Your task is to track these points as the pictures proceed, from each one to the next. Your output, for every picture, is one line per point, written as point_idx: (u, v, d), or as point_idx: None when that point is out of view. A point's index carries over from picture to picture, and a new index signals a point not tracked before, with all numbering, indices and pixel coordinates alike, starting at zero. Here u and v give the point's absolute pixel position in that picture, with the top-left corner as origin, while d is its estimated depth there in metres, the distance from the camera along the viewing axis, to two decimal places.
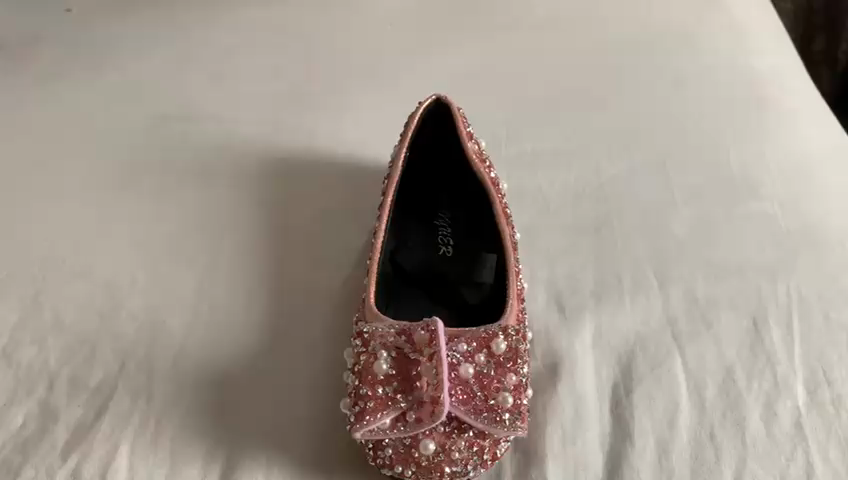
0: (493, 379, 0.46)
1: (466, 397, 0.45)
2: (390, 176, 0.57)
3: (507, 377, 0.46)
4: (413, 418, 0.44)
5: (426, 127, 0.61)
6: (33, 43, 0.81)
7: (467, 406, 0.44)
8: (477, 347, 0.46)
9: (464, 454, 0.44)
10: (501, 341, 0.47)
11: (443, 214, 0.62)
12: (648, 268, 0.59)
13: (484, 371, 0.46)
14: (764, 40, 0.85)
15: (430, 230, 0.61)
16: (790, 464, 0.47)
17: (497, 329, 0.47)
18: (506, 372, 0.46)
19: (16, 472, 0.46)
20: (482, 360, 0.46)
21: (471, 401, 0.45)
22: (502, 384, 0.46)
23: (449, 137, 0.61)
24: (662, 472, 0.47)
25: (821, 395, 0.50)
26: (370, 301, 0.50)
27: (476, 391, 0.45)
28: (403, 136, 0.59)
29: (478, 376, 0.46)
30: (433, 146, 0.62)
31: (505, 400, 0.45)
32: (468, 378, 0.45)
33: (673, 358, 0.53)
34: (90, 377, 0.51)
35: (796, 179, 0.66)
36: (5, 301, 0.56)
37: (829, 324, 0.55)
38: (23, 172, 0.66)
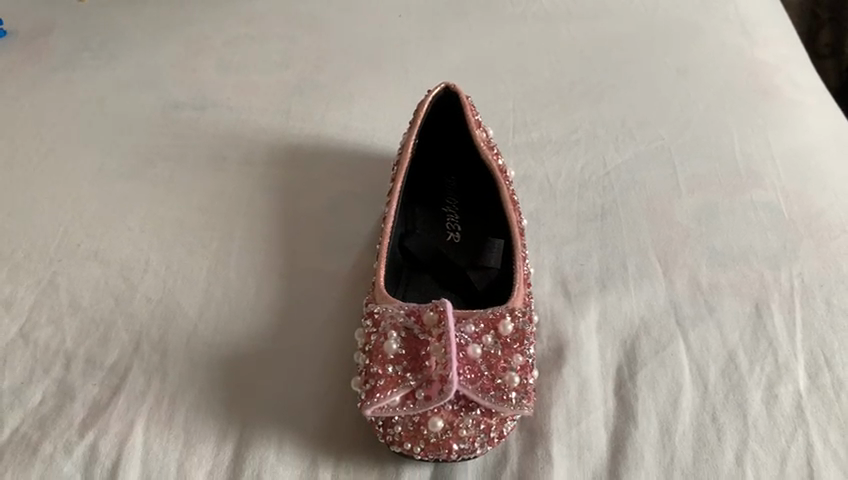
0: (500, 359, 0.47)
1: (474, 376, 0.46)
2: (400, 162, 0.58)
3: (513, 357, 0.47)
4: (422, 396, 0.45)
5: (435, 115, 0.62)
6: (46, 31, 0.83)
7: (475, 384, 0.45)
8: (484, 328, 0.48)
9: (472, 432, 0.45)
10: (507, 322, 0.48)
11: (451, 201, 0.63)
12: (652, 255, 0.60)
13: (491, 351, 0.47)
14: (769, 32, 0.85)
15: (438, 217, 0.62)
16: (791, 445, 0.48)
17: (504, 311, 0.48)
18: (512, 353, 0.47)
19: (35, 446, 0.47)
20: (489, 340, 0.47)
21: (479, 380, 0.45)
22: (508, 364, 0.47)
23: (458, 125, 0.62)
24: (665, 452, 0.48)
25: (821, 379, 0.51)
26: (380, 283, 0.51)
27: (483, 370, 0.46)
28: (412, 124, 0.60)
29: (486, 356, 0.47)
30: (442, 134, 0.63)
31: (512, 379, 0.46)
32: (476, 358, 0.46)
33: (676, 342, 0.54)
34: (106, 357, 0.52)
35: (799, 169, 0.67)
36: (21, 283, 0.57)
37: (830, 310, 0.55)
38: (39, 158, 0.67)
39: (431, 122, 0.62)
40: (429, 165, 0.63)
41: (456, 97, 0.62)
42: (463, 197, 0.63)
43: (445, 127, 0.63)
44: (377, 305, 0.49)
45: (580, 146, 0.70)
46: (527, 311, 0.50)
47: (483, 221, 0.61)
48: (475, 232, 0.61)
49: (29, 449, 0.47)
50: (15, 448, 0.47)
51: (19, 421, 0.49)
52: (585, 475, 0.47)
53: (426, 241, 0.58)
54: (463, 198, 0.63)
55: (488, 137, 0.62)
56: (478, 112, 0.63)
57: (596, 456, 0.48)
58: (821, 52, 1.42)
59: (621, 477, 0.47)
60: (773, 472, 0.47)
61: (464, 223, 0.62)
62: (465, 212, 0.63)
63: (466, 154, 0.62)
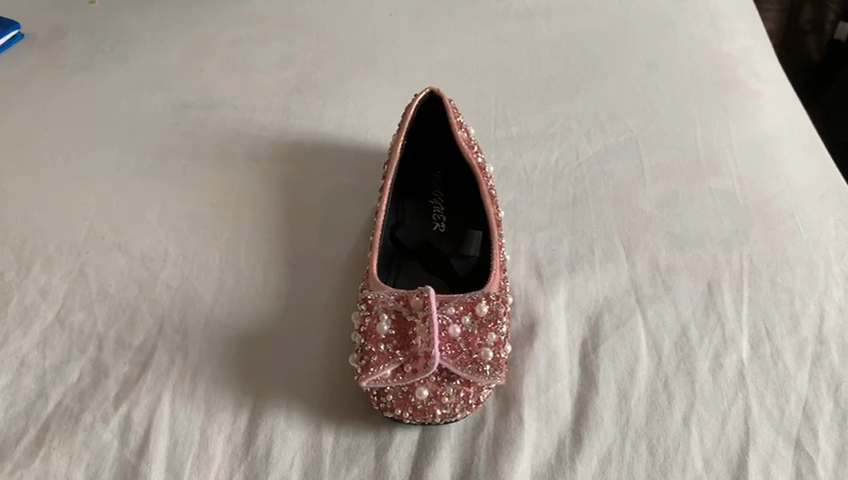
0: (476, 337, 0.54)
1: (454, 352, 0.53)
2: (390, 162, 0.65)
3: (489, 335, 0.54)
4: (409, 370, 0.52)
5: (422, 117, 0.69)
6: (60, 34, 0.89)
7: (455, 359, 0.53)
8: (463, 310, 0.55)
9: (453, 399, 0.52)
10: (483, 304, 0.55)
11: (437, 193, 0.70)
12: (617, 240, 0.67)
13: (468, 331, 0.54)
14: (736, 25, 0.92)
15: (425, 208, 0.69)
16: (731, 407, 0.56)
17: (480, 295, 0.55)
18: (487, 331, 0.55)
19: (77, 417, 0.55)
20: (467, 321, 0.54)
21: (458, 355, 0.53)
22: (484, 341, 0.54)
23: (441, 125, 0.69)
24: (621, 414, 0.55)
25: (762, 349, 0.59)
26: (373, 272, 0.58)
27: (462, 347, 0.54)
28: (400, 127, 0.67)
29: (464, 335, 0.54)
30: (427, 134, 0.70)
31: (487, 354, 0.53)
32: (456, 337, 0.54)
33: (635, 318, 0.61)
34: (134, 338, 0.60)
35: (755, 158, 0.74)
36: (55, 273, 0.64)
37: (774, 288, 0.63)
38: (62, 157, 0.74)
39: (417, 123, 0.69)
40: (417, 162, 0.70)
41: (440, 100, 0.68)
42: (448, 190, 0.70)
43: (430, 128, 0.70)
44: (371, 291, 0.56)
45: (556, 139, 0.77)
46: (501, 294, 0.57)
47: (466, 213, 0.68)
48: (459, 222, 0.68)
49: (73, 420, 0.55)
50: (60, 419, 0.55)
51: (62, 396, 0.56)
52: (552, 435, 0.55)
53: (415, 231, 0.65)
54: (448, 191, 0.70)
55: (469, 136, 0.69)
56: (461, 113, 0.70)
57: (562, 419, 0.55)
58: (803, 29, 1.44)
59: (583, 437, 0.54)
60: (714, 431, 0.54)
61: (448, 214, 0.69)
62: (449, 204, 0.70)
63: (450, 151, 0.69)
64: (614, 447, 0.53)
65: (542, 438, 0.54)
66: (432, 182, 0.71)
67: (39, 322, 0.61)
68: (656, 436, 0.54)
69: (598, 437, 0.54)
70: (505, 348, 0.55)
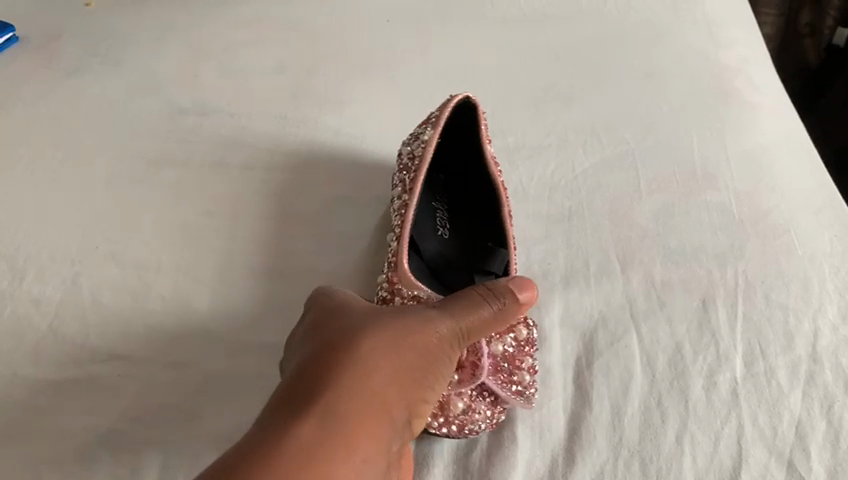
0: (517, 358, 0.58)
1: (495, 369, 0.57)
2: (424, 159, 0.65)
3: (526, 356, 0.58)
4: None
5: (454, 116, 0.70)
6: (55, 37, 0.89)
7: (495, 378, 0.56)
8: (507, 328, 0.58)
9: (484, 415, 0.56)
10: (524, 327, 0.59)
11: (439, 197, 0.72)
12: (612, 254, 0.67)
13: (511, 350, 0.58)
14: (736, 33, 0.91)
15: (430, 210, 0.71)
16: (724, 425, 0.56)
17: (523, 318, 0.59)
18: (526, 354, 0.58)
19: (68, 432, 0.56)
20: (511, 341, 0.58)
21: (500, 374, 0.57)
22: (523, 363, 0.58)
23: (465, 130, 0.70)
24: (614, 432, 0.56)
25: (756, 367, 0.59)
26: (402, 263, 0.59)
27: (503, 365, 0.57)
28: (436, 125, 0.67)
29: (506, 354, 0.57)
30: (451, 136, 0.71)
31: (525, 376, 0.57)
32: (499, 355, 0.57)
33: (630, 335, 0.61)
34: (126, 350, 0.60)
35: (751, 172, 0.73)
36: (49, 282, 0.65)
37: (769, 304, 0.62)
38: (56, 163, 0.74)
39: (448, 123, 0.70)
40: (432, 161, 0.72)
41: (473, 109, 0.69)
42: (450, 196, 0.73)
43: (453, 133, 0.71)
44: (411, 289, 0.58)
45: (552, 150, 0.76)
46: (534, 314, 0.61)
47: (468, 223, 0.71)
48: (461, 231, 0.71)
49: (64, 434, 0.55)
50: (51, 433, 0.56)
51: (53, 407, 0.57)
52: (544, 453, 0.55)
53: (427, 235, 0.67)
54: (449, 197, 0.73)
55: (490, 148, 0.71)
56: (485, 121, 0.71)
57: (555, 437, 0.56)
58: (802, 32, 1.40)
59: (575, 454, 0.55)
60: (707, 450, 0.55)
61: (449, 221, 0.72)
62: (450, 210, 0.72)
63: (470, 158, 0.70)
64: (607, 465, 0.54)
65: (535, 456, 0.55)
66: (437, 183, 0.73)
67: (31, 333, 0.61)
68: (648, 455, 0.54)
69: (590, 455, 0.55)
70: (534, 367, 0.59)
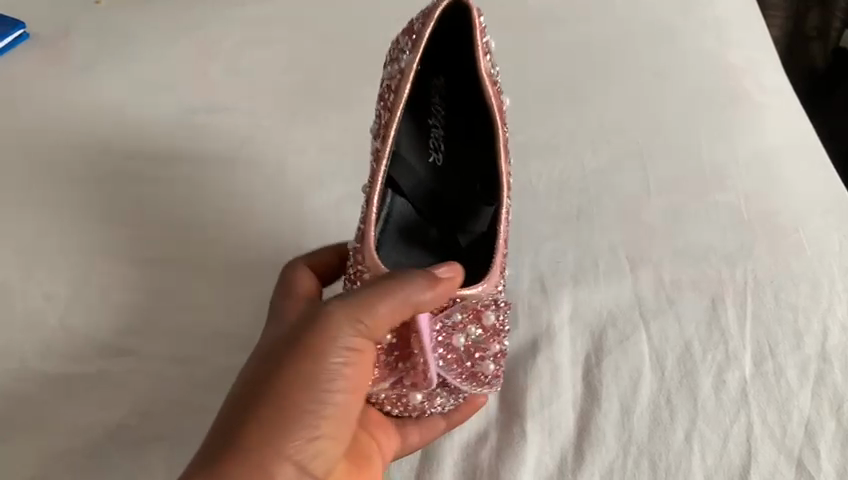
0: (480, 347, 0.57)
1: (456, 362, 0.56)
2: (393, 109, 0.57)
3: (492, 345, 0.57)
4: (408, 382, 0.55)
5: (444, 21, 0.61)
6: (65, 35, 0.89)
7: (456, 371, 0.56)
8: (469, 318, 0.56)
9: (442, 401, 0.57)
10: (489, 313, 0.57)
11: (438, 108, 0.66)
12: (621, 253, 0.67)
13: (474, 340, 0.56)
14: (744, 35, 0.91)
15: (424, 129, 0.66)
16: (733, 424, 0.56)
17: (487, 304, 0.57)
18: (491, 341, 0.57)
19: (79, 426, 0.56)
20: (473, 331, 0.56)
21: (460, 367, 0.56)
22: (486, 351, 0.57)
23: (467, 37, 0.61)
24: (624, 431, 0.56)
25: (765, 366, 0.59)
26: (368, 235, 0.54)
27: (465, 355, 0.56)
28: (415, 45, 0.58)
29: (469, 344, 0.56)
30: (448, 44, 0.63)
31: (488, 367, 0.56)
32: (460, 347, 0.56)
33: (639, 333, 0.61)
34: (136, 346, 0.60)
35: (760, 172, 0.73)
36: (59, 278, 0.65)
37: (778, 303, 0.62)
38: (66, 159, 0.75)
39: (439, 31, 0.61)
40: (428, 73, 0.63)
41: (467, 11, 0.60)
42: (448, 103, 0.66)
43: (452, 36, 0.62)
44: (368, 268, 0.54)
45: (561, 150, 0.76)
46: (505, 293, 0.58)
47: (466, 144, 0.67)
48: (456, 156, 0.67)
49: (75, 429, 0.56)
50: (63, 428, 0.56)
51: (64, 403, 0.57)
52: (554, 450, 0.56)
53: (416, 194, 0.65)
54: (448, 103, 0.66)
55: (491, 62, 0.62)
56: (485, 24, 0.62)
57: (565, 434, 0.57)
58: (808, 35, 1.41)
59: (584, 453, 0.55)
60: (716, 448, 0.55)
61: (446, 138, 0.67)
62: (448, 122, 0.66)
63: (470, 74, 0.63)
64: (616, 464, 0.55)
65: (545, 453, 0.56)
66: (433, 88, 0.65)
67: (41, 328, 0.62)
68: (657, 453, 0.55)
69: (600, 453, 0.55)
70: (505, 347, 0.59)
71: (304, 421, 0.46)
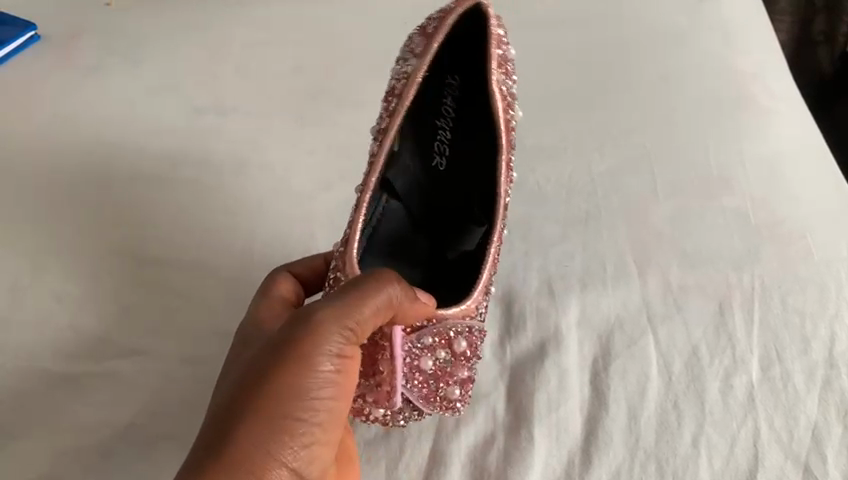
0: (447, 372, 0.55)
1: (421, 384, 0.55)
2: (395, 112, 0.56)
3: (460, 370, 0.56)
4: (369, 399, 0.54)
5: (462, 23, 0.62)
6: (76, 35, 0.90)
7: (420, 393, 0.55)
8: (440, 344, 0.54)
9: (404, 417, 0.56)
10: (462, 339, 0.55)
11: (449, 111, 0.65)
12: (629, 257, 0.67)
13: (442, 365, 0.55)
14: (752, 39, 0.91)
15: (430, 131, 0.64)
16: (740, 429, 0.56)
17: (461, 331, 0.55)
18: (459, 367, 0.56)
19: (90, 426, 0.56)
20: (442, 356, 0.55)
21: (425, 390, 0.55)
22: (453, 377, 0.56)
23: (483, 40, 0.62)
24: (631, 434, 0.57)
25: (772, 371, 0.59)
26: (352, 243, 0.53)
27: (430, 380, 0.55)
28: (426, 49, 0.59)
29: (437, 368, 0.55)
30: (464, 39, 0.63)
31: (453, 391, 0.56)
32: (426, 370, 0.54)
33: (647, 337, 0.61)
34: (145, 346, 0.61)
35: (767, 177, 0.73)
36: (70, 278, 0.65)
37: (786, 309, 0.62)
38: (77, 160, 0.75)
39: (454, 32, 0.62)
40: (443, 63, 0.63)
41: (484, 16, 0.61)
42: (461, 108, 0.65)
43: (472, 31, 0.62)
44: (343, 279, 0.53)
45: (568, 153, 0.77)
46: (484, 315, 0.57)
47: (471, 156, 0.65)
48: (461, 166, 0.66)
49: (86, 428, 0.56)
50: (73, 426, 0.56)
51: (74, 402, 0.58)
52: (562, 453, 0.56)
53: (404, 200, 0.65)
54: (460, 107, 0.65)
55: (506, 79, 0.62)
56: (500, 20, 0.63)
57: (572, 437, 0.57)
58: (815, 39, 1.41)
59: (592, 456, 0.56)
60: (723, 452, 0.55)
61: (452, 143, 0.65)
62: (456, 130, 0.65)
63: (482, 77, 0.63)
64: (623, 466, 0.55)
65: (552, 457, 0.56)
66: (448, 87, 0.64)
67: (51, 328, 0.62)
68: (664, 457, 0.55)
69: (607, 457, 0.56)
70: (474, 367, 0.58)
71: (295, 429, 0.45)
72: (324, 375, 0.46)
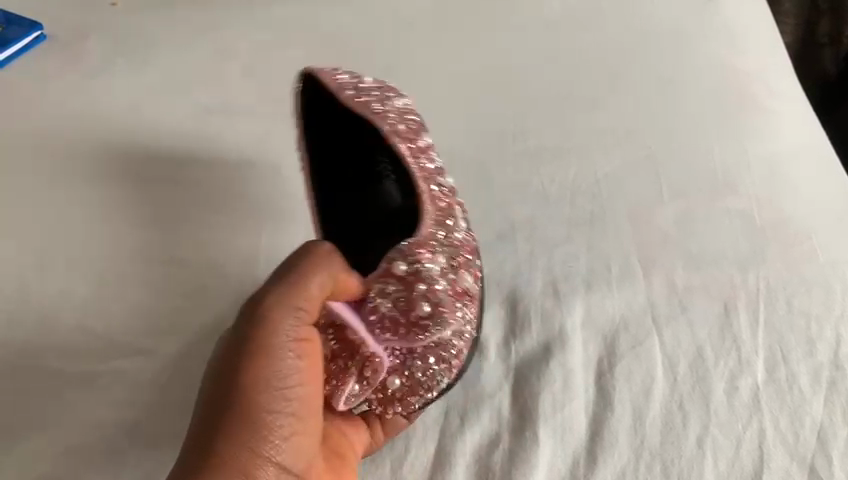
0: (406, 296, 0.57)
1: (389, 328, 0.56)
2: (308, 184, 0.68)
3: (416, 288, 0.57)
4: (367, 372, 0.55)
5: (307, 97, 0.71)
6: (81, 36, 0.90)
7: (396, 332, 0.56)
8: (375, 286, 0.57)
9: (423, 373, 0.57)
10: (398, 265, 0.58)
11: (382, 156, 0.75)
12: (634, 257, 0.67)
13: (397, 296, 0.57)
14: (757, 41, 0.91)
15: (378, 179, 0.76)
16: (746, 430, 0.56)
17: (386, 265, 0.58)
18: (413, 287, 0.57)
19: (94, 425, 0.57)
20: (390, 288, 0.57)
21: (397, 328, 0.56)
22: (417, 297, 0.57)
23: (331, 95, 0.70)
24: (636, 435, 0.56)
25: (778, 373, 0.59)
26: None
27: (397, 313, 0.56)
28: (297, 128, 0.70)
29: (395, 302, 0.56)
30: (326, 104, 0.71)
31: (425, 308, 0.57)
32: (387, 311, 0.56)
33: (651, 338, 0.61)
34: (150, 345, 0.61)
35: (772, 178, 0.73)
36: (75, 277, 0.66)
37: (791, 310, 0.62)
38: (82, 160, 0.75)
39: (312, 108, 0.71)
40: (325, 115, 0.72)
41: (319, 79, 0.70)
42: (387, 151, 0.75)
43: (314, 88, 0.71)
44: None
45: (572, 154, 0.77)
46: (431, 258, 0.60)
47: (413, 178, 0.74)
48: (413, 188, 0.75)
49: (91, 427, 0.56)
50: (78, 425, 0.57)
51: (79, 401, 0.58)
52: (566, 454, 0.56)
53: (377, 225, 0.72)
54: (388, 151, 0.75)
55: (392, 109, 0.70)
56: (341, 70, 0.71)
57: (577, 438, 0.57)
58: (820, 41, 1.40)
59: (596, 458, 0.56)
60: (728, 453, 0.55)
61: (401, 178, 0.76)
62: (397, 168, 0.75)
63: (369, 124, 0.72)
64: (628, 467, 0.55)
65: (557, 458, 0.56)
66: (365, 139, 0.74)
67: (56, 327, 0.62)
68: (669, 458, 0.55)
69: (612, 457, 0.56)
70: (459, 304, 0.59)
71: (272, 423, 0.46)
72: (288, 363, 0.48)
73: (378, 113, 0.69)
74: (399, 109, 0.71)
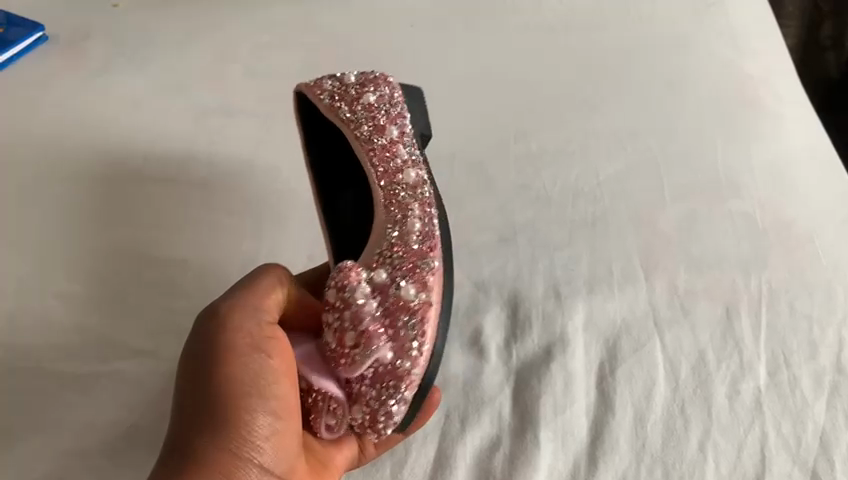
0: (338, 325, 0.56)
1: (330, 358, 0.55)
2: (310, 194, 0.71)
3: (345, 315, 0.56)
4: (322, 406, 0.55)
5: (307, 109, 0.75)
6: (83, 37, 0.90)
7: (335, 361, 0.55)
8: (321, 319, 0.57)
9: (373, 397, 0.54)
10: (331, 293, 0.57)
11: None
12: (635, 260, 0.67)
13: (332, 325, 0.56)
14: (760, 43, 0.91)
15: None
16: (747, 434, 0.56)
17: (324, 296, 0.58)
18: (343, 313, 0.56)
19: (94, 425, 0.56)
20: (329, 317, 0.56)
21: (335, 357, 0.55)
22: (345, 325, 0.55)
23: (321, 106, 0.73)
24: (637, 438, 0.56)
25: (780, 376, 0.59)
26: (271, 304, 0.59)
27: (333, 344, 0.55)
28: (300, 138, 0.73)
29: (333, 330, 0.56)
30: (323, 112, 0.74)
31: (352, 335, 0.55)
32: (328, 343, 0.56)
33: (653, 341, 0.61)
34: (151, 346, 0.61)
35: (774, 181, 0.73)
36: (76, 278, 0.66)
37: (793, 314, 0.62)
38: (83, 160, 0.75)
39: (312, 120, 0.74)
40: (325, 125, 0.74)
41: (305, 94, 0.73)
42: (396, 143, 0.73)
43: (309, 103, 0.74)
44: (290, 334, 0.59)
45: (575, 157, 0.76)
46: (371, 277, 0.59)
47: None
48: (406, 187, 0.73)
49: (91, 428, 0.56)
50: (78, 426, 0.56)
51: (79, 401, 0.58)
52: (567, 458, 0.56)
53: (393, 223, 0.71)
54: None
55: (365, 110, 0.70)
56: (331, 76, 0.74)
57: (578, 441, 0.57)
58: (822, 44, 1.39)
59: (597, 461, 0.56)
60: (730, 457, 0.55)
61: None
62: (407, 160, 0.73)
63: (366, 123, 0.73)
64: (629, 471, 0.55)
65: (557, 461, 0.56)
66: None
67: (57, 327, 0.62)
68: (671, 462, 0.55)
69: (613, 461, 0.56)
70: (403, 318, 0.57)
71: (251, 422, 0.49)
72: (251, 367, 0.50)
73: (348, 117, 0.70)
74: (370, 104, 0.70)
